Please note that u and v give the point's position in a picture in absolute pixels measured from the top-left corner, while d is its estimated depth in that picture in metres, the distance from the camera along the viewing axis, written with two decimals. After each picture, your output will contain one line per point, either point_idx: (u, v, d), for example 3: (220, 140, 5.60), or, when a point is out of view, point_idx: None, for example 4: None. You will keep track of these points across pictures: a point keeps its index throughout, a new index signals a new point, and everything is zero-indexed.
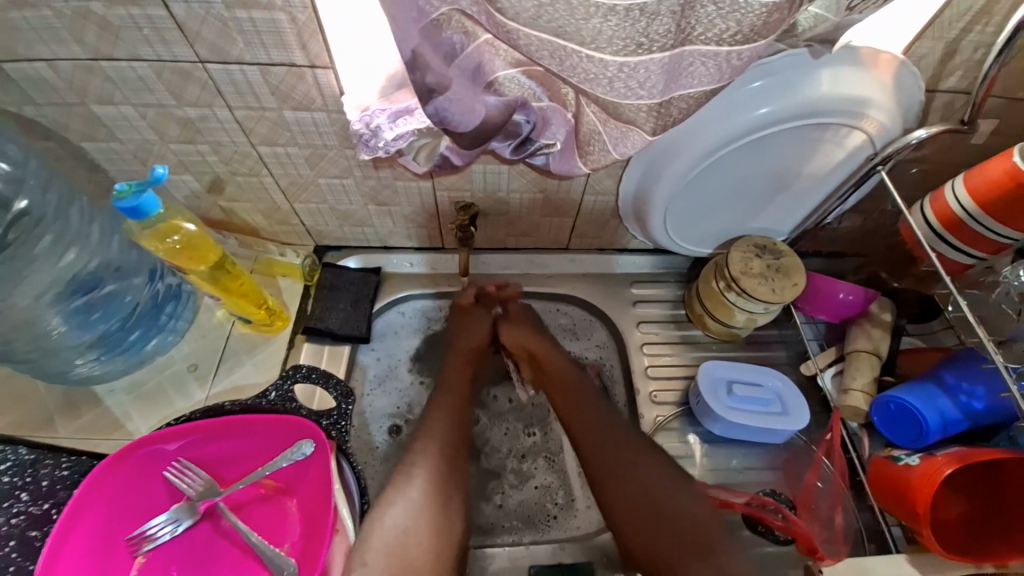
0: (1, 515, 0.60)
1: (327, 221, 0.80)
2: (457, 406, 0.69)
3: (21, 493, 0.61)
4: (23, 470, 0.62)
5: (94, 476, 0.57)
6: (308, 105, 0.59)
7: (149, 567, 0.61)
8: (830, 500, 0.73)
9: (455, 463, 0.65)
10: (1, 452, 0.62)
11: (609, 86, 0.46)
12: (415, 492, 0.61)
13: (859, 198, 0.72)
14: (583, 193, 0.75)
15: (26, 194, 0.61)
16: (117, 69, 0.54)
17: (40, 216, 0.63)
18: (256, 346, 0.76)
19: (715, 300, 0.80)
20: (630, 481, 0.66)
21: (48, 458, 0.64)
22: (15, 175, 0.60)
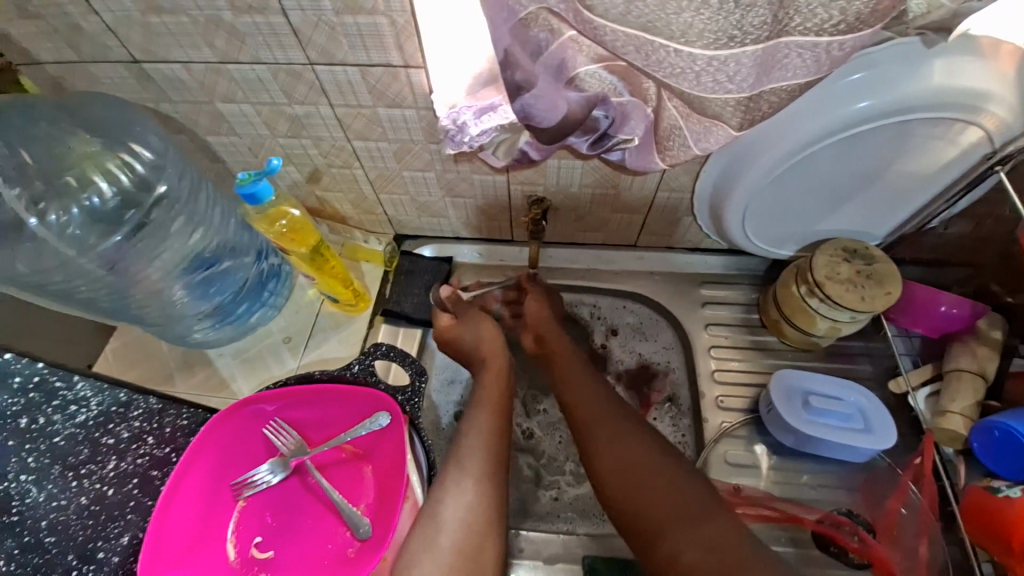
0: (129, 456, 0.59)
1: (407, 212, 0.85)
2: (497, 422, 0.67)
3: (148, 436, 0.61)
4: (150, 416, 0.61)
5: (210, 426, 0.64)
6: (399, 102, 0.63)
7: (249, 510, 0.68)
8: (916, 529, 0.67)
9: (492, 479, 0.62)
10: (134, 399, 0.57)
11: (697, 79, 0.45)
12: (448, 525, 0.57)
13: (971, 202, 0.66)
14: (657, 190, 0.74)
15: (165, 180, 0.71)
16: (241, 71, 0.62)
17: (176, 198, 0.72)
18: (342, 324, 0.83)
19: (794, 306, 0.76)
20: (619, 447, 0.60)
21: (171, 407, 0.64)
22: (158, 163, 0.70)
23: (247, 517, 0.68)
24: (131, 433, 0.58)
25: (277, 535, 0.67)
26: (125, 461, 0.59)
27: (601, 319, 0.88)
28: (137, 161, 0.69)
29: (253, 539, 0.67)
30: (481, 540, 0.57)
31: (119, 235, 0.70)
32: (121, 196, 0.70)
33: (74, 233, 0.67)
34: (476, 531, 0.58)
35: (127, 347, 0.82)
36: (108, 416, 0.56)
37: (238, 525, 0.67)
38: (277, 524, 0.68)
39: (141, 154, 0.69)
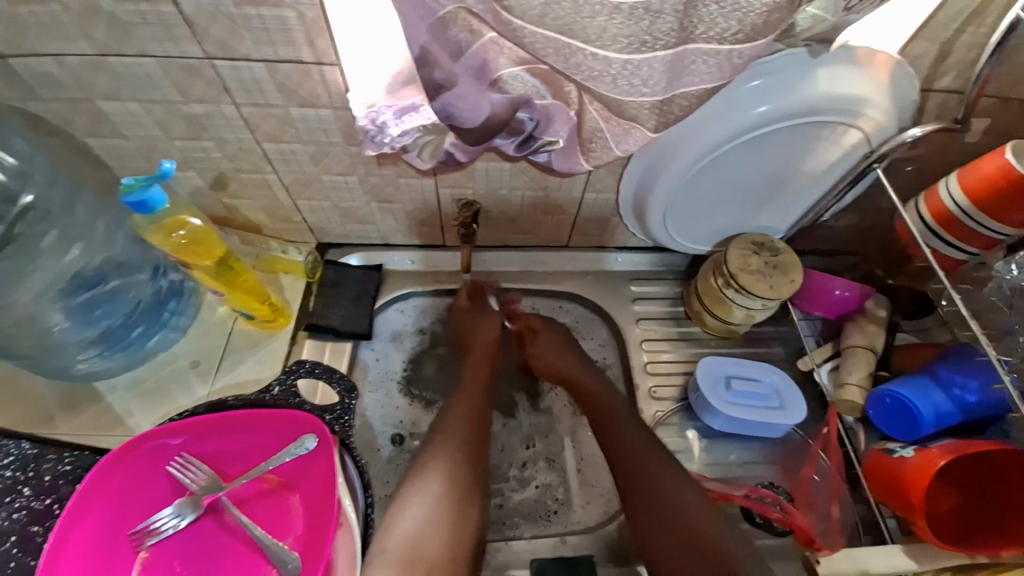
0: (2, 510, 0.56)
1: (330, 219, 0.80)
2: (478, 408, 0.72)
3: (24, 487, 0.58)
4: (25, 465, 0.59)
5: (96, 471, 0.56)
6: (313, 102, 0.59)
7: (153, 560, 0.60)
8: (826, 492, 0.75)
9: (467, 465, 0.66)
10: (1, 444, 0.59)
11: (614, 83, 0.47)
12: (422, 514, 0.61)
13: (855, 196, 0.74)
14: (584, 191, 0.76)
15: (32, 188, 0.62)
16: (125, 65, 0.55)
17: (46, 211, 0.63)
18: (259, 343, 0.76)
19: (714, 297, 0.81)
20: (643, 472, 0.68)
21: (51, 453, 0.61)
22: (22, 169, 0.61)
23: (151, 569, 0.60)
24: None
25: None
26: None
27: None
28: None
29: None
30: (453, 523, 0.62)
31: None
32: None
33: None
34: (450, 517, 0.62)
35: None
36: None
37: None
38: (189, 572, 0.60)
39: (1, 159, 0.60)
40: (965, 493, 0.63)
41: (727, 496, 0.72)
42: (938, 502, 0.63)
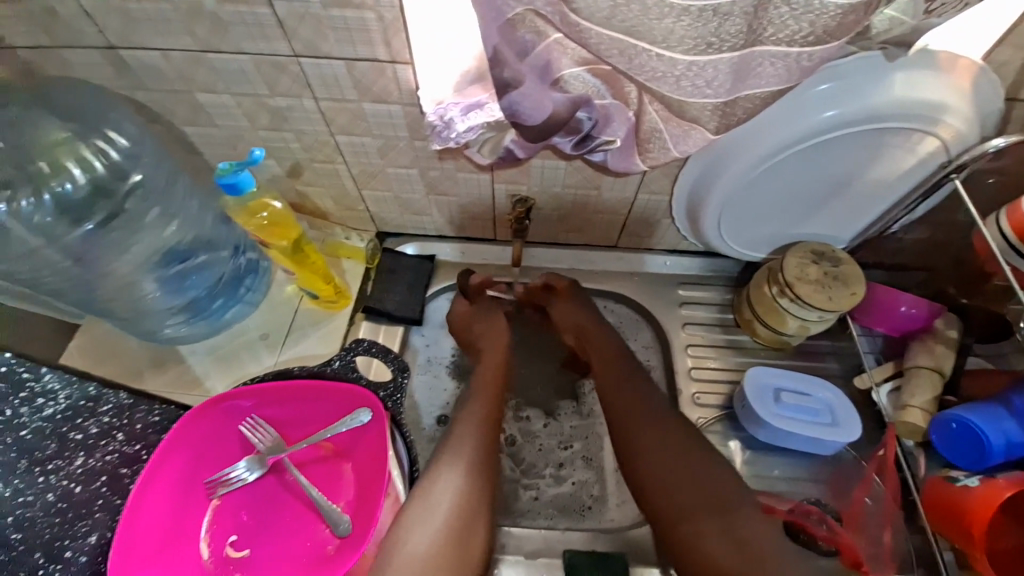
0: (98, 452, 0.59)
1: (390, 209, 0.85)
2: (496, 399, 0.71)
3: (117, 432, 0.61)
4: (121, 413, 0.62)
5: (183, 422, 0.62)
6: (385, 98, 0.64)
7: (224, 508, 0.66)
8: (879, 519, 0.69)
9: (486, 454, 0.65)
10: (105, 394, 0.59)
11: (677, 84, 0.47)
12: (440, 500, 0.59)
13: (929, 208, 0.70)
14: (637, 192, 0.77)
15: (141, 168, 0.70)
16: (222, 61, 0.60)
17: (150, 189, 0.71)
18: (320, 321, 0.82)
19: (766, 305, 0.79)
20: (668, 455, 0.64)
21: (142, 404, 0.65)
22: (134, 151, 0.69)
23: (222, 515, 0.66)
24: (101, 429, 0.59)
25: (254, 533, 0.65)
26: (93, 457, 0.58)
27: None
28: (113, 148, 0.67)
29: (228, 538, 0.65)
30: (471, 512, 0.60)
31: (90, 224, 0.68)
32: (93, 183, 0.67)
33: (43, 221, 0.64)
34: (468, 506, 0.60)
35: (93, 342, 0.79)
36: (75, 410, 0.57)
37: (213, 523, 0.66)
38: (253, 522, 0.66)
39: (117, 141, 0.67)
40: None
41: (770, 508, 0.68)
42: (997, 540, 0.59)
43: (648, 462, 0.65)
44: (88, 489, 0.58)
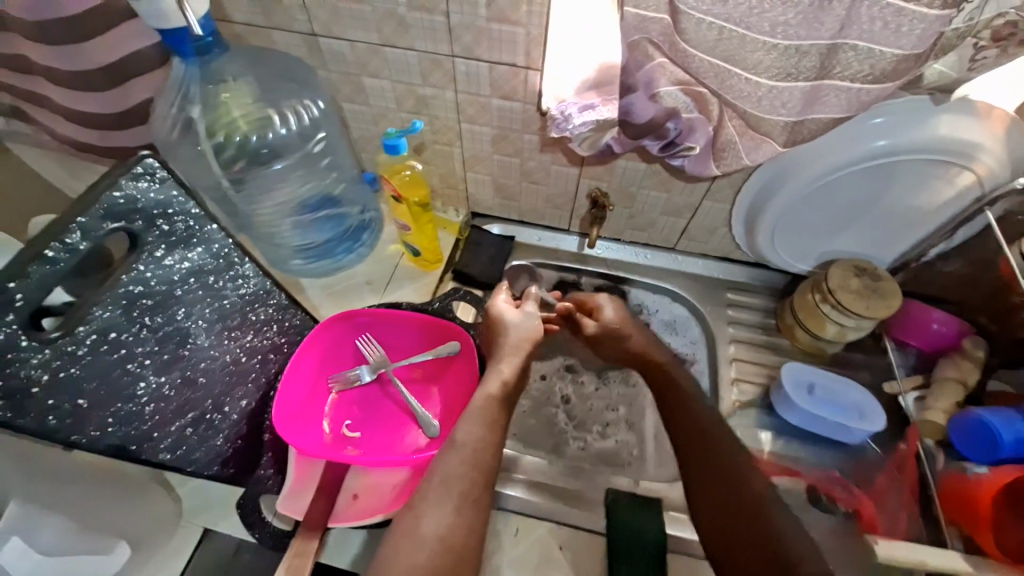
0: (262, 333, 0.71)
1: (485, 192, 1.01)
2: (496, 431, 0.65)
3: (276, 323, 0.73)
4: (282, 309, 0.74)
5: (323, 326, 0.77)
6: (511, 95, 0.79)
7: (338, 403, 0.80)
8: (900, 504, 0.77)
9: (479, 493, 0.59)
10: (275, 290, 0.71)
11: (758, 102, 0.61)
12: (422, 533, 0.54)
13: (966, 238, 0.80)
14: (703, 199, 0.89)
15: (324, 130, 0.89)
16: (394, 54, 0.77)
17: (330, 146, 0.91)
18: (416, 276, 0.98)
19: (808, 310, 0.89)
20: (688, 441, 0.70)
21: (291, 309, 0.76)
22: (315, 117, 0.87)
23: (338, 408, 0.80)
24: (267, 316, 0.71)
25: (360, 426, 0.78)
26: (258, 336, 0.70)
27: (641, 310, 1.01)
28: (307, 112, 0.85)
29: (340, 426, 0.78)
30: (457, 559, 0.53)
31: (278, 163, 0.87)
32: (286, 135, 0.85)
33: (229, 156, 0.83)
34: (452, 554, 0.53)
35: None
36: (257, 296, 0.68)
37: (331, 412, 0.79)
38: (361, 418, 0.79)
39: (311, 108, 0.86)
40: None
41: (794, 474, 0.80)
42: (1005, 537, 0.65)
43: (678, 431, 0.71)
44: (253, 360, 0.70)
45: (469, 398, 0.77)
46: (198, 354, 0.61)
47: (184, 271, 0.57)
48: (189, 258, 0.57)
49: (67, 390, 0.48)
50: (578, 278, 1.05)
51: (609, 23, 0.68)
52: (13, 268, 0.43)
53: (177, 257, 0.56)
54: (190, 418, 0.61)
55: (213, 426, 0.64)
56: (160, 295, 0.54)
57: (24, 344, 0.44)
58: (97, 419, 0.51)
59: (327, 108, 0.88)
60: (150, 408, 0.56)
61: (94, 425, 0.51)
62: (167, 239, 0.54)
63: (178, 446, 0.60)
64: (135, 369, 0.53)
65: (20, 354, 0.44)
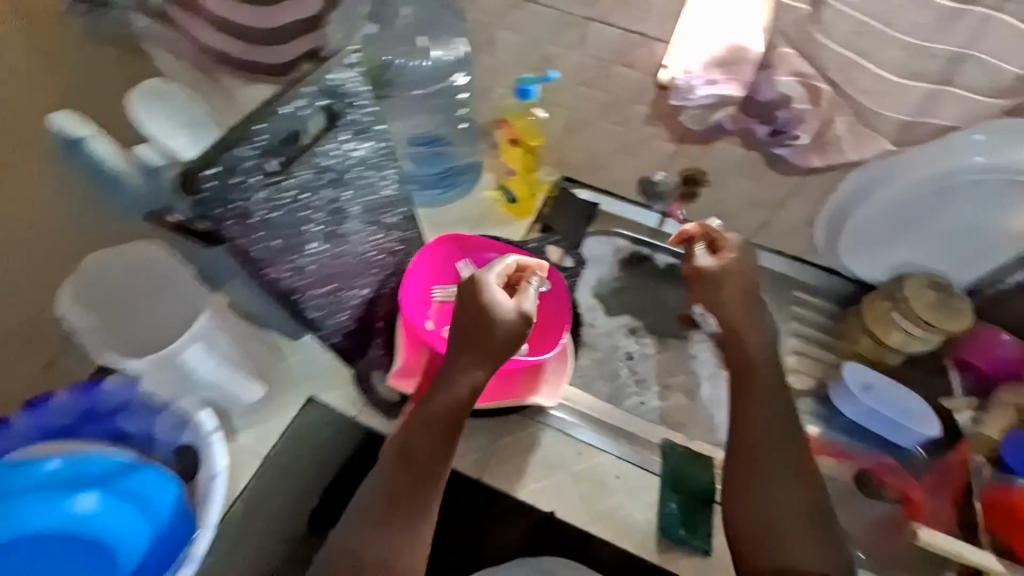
0: (393, 235, 0.79)
1: (578, 157, 1.06)
2: (439, 450, 0.60)
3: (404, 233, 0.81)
4: (409, 220, 0.82)
5: (438, 240, 0.82)
6: (635, 64, 0.85)
7: None
8: (944, 504, 0.80)
9: (407, 512, 0.57)
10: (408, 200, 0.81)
11: (883, 98, 0.70)
12: (347, 549, 0.54)
13: None
14: (793, 194, 0.93)
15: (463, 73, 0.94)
16: (534, 10, 0.84)
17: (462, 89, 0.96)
18: (506, 222, 1.04)
19: (875, 317, 0.92)
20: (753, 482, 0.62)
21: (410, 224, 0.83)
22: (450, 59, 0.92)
23: None
24: (399, 221, 0.80)
25: None
26: (389, 236, 0.79)
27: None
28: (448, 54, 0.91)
29: None
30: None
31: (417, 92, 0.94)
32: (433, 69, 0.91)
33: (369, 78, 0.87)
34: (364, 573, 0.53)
35: None
36: (397, 201, 0.78)
37: None
38: None
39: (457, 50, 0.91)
40: None
41: (846, 456, 0.85)
42: None
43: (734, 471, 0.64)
44: (383, 258, 0.79)
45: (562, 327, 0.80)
46: (350, 233, 0.72)
47: (355, 156, 0.70)
48: (362, 148, 0.70)
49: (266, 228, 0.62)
50: (651, 253, 1.08)
51: (753, 5, 0.74)
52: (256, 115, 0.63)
53: (354, 144, 0.69)
54: (331, 288, 0.72)
55: (343, 301, 0.74)
56: (338, 171, 0.68)
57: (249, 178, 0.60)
58: (278, 263, 0.64)
59: (467, 55, 0.93)
60: (311, 265, 0.68)
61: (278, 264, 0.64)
62: (353, 127, 0.69)
63: (319, 309, 0.71)
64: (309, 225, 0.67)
65: (247, 184, 0.60)
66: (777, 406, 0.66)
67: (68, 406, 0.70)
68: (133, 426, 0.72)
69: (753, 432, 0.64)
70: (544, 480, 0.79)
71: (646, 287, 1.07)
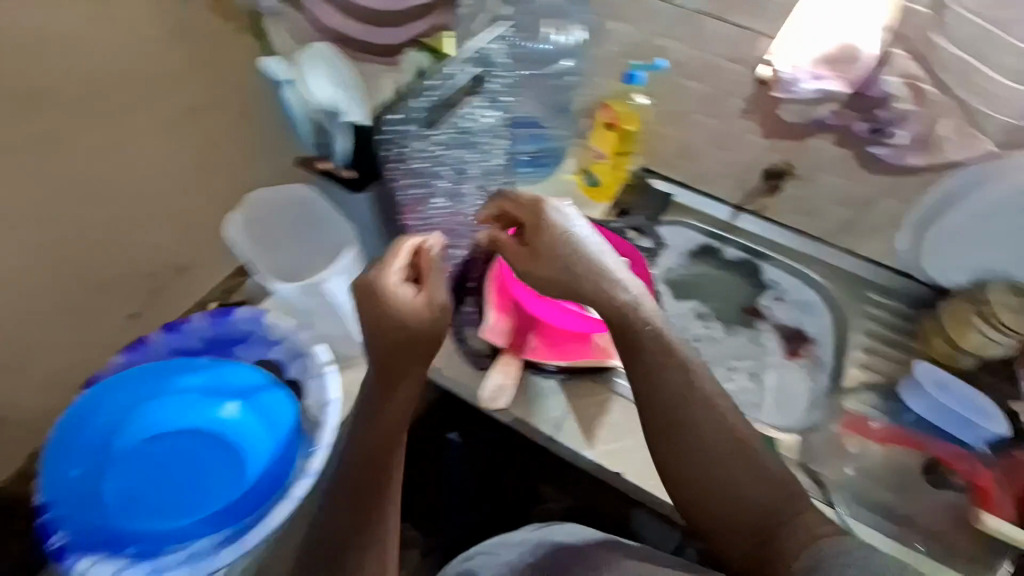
0: (492, 202, 0.88)
1: (665, 149, 1.10)
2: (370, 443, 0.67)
3: (498, 200, 0.90)
4: None
5: (534, 210, 0.92)
6: (744, 59, 0.91)
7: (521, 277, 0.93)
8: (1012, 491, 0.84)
9: (361, 493, 0.66)
10: None
11: (996, 100, 0.78)
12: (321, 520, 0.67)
13: None
14: (881, 193, 0.95)
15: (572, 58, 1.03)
16: (651, 4, 0.91)
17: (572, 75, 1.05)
18: (586, 203, 1.09)
19: (957, 320, 0.94)
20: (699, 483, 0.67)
21: None
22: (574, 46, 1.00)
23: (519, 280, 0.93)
24: (498, 190, 0.88)
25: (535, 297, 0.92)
26: (488, 203, 0.87)
27: (774, 286, 1.10)
28: (569, 39, 1.00)
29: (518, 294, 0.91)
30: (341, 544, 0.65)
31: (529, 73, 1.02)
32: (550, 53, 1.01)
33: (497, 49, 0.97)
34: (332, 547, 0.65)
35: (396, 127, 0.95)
36: None
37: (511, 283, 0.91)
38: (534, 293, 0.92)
39: (575, 37, 1.00)
40: None
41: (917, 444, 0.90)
42: None
43: (686, 482, 0.68)
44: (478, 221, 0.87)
45: (640, 303, 0.90)
46: None
47: None
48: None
49: None
50: (722, 247, 1.14)
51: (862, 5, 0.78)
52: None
53: None
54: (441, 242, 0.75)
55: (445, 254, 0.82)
56: None
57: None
58: None
59: (583, 41, 1.01)
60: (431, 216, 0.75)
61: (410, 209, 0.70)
62: None
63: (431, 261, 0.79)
64: None
65: None
66: (680, 387, 0.69)
67: (203, 328, 0.88)
68: (252, 354, 0.90)
69: (700, 441, 0.67)
70: (617, 442, 0.84)
71: (717, 276, 1.12)
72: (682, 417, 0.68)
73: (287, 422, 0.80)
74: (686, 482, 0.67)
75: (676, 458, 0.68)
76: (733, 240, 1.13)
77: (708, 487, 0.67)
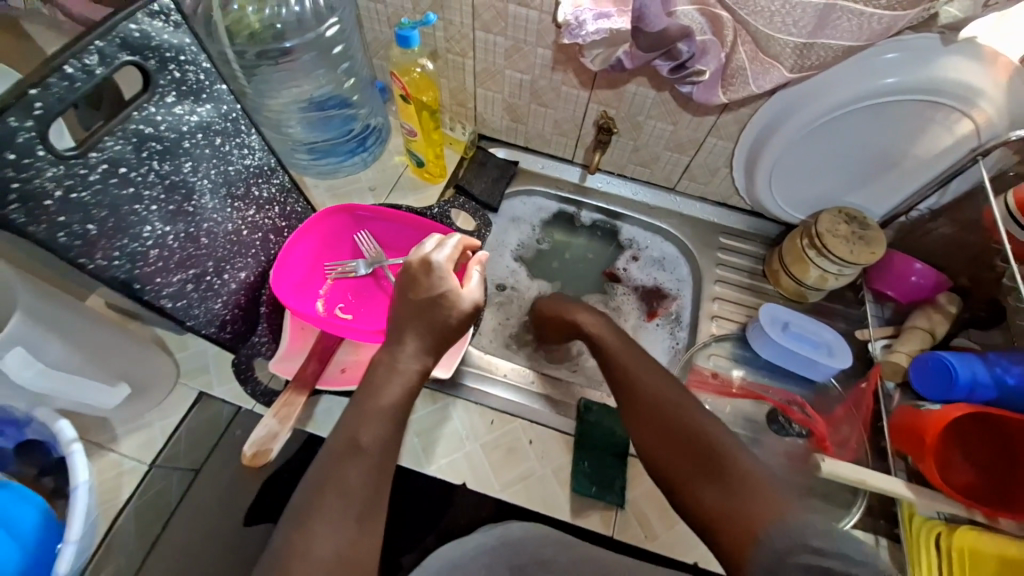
0: (263, 211, 0.75)
1: (494, 111, 1.00)
2: (349, 423, 0.54)
3: (275, 205, 0.77)
4: (281, 193, 0.78)
5: (323, 212, 0.79)
6: (529, 2, 0.77)
7: (337, 285, 0.84)
8: (855, 423, 0.83)
9: (350, 486, 0.50)
10: (275, 170, 0.76)
11: (771, 18, 0.65)
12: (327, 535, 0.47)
13: (936, 204, 0.84)
14: (708, 135, 0.88)
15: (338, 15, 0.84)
16: None
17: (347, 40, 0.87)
18: (419, 187, 0.98)
19: (795, 255, 0.91)
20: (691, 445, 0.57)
21: (292, 195, 0.80)
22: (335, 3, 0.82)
23: (335, 289, 0.84)
24: (269, 194, 0.76)
25: (357, 305, 0.85)
26: (258, 213, 0.74)
27: (632, 244, 1.05)
28: None
29: (337, 307, 0.84)
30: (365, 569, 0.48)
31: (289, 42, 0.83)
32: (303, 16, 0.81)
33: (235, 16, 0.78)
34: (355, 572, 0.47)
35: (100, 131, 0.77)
36: (258, 172, 0.73)
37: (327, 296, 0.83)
38: (357, 300, 0.85)
39: None
40: (984, 475, 0.71)
41: (760, 397, 0.87)
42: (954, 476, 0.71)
43: (650, 431, 0.60)
44: (251, 237, 0.74)
45: None
46: (203, 213, 0.66)
47: (192, 124, 0.61)
48: (197, 114, 0.61)
49: (79, 212, 0.52)
50: (577, 211, 1.06)
51: None
52: (36, 75, 0.46)
53: (187, 108, 0.60)
54: (191, 274, 0.66)
55: (212, 288, 0.69)
56: (169, 141, 0.59)
57: (41, 154, 0.48)
58: (107, 247, 0.56)
59: None
60: (154, 252, 0.61)
61: (102, 253, 0.56)
62: (179, 86, 0.59)
63: (185, 299, 0.66)
64: (142, 211, 0.58)
65: (44, 161, 0.48)
66: (649, 367, 0.66)
67: None
68: (6, 438, 0.66)
69: (653, 385, 0.63)
70: (451, 456, 0.77)
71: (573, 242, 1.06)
72: (646, 377, 0.64)
73: (28, 535, 0.60)
74: (651, 437, 0.59)
75: (645, 415, 0.61)
76: (587, 201, 1.05)
77: (675, 420, 0.59)
